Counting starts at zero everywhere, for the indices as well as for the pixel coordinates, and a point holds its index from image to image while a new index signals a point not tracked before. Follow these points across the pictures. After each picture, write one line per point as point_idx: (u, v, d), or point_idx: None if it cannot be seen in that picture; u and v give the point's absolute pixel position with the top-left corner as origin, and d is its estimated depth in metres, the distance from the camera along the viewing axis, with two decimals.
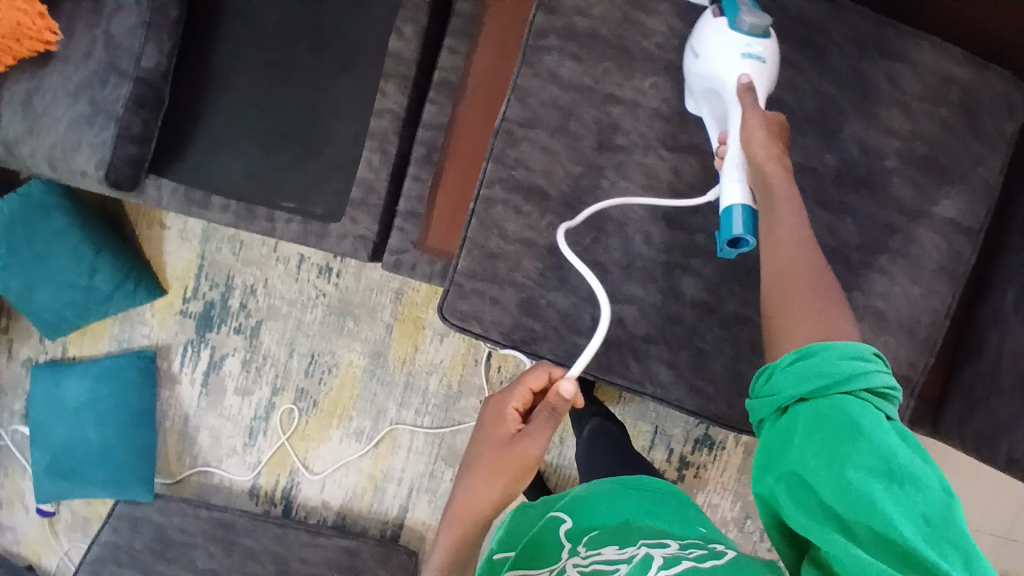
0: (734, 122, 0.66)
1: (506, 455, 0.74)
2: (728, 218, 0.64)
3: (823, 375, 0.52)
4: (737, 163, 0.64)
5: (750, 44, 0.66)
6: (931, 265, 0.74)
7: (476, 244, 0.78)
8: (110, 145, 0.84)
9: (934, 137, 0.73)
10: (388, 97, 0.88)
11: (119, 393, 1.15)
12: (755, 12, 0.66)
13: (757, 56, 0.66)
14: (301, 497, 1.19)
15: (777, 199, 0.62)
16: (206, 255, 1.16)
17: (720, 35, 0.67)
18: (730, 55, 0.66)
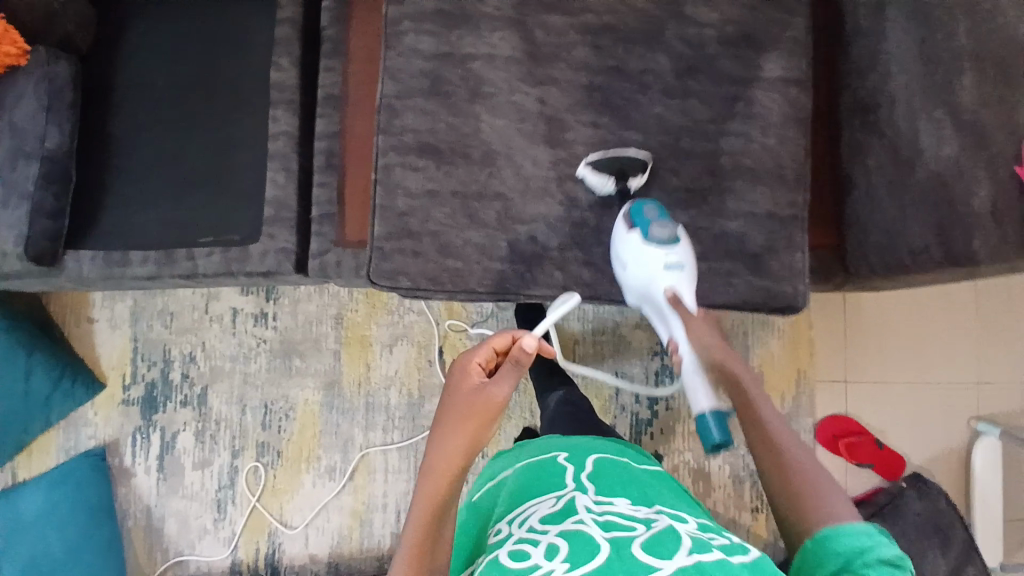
0: (679, 337, 0.78)
1: (471, 406, 0.69)
2: (706, 427, 0.75)
3: (840, 555, 0.59)
4: (694, 364, 0.76)
5: (667, 256, 0.78)
6: (776, 119, 0.85)
7: (386, 208, 0.84)
8: (26, 221, 0.88)
9: (741, 19, 0.86)
10: (280, 121, 0.96)
11: (76, 498, 1.09)
12: (662, 223, 0.78)
13: (676, 264, 0.78)
14: (286, 558, 1.12)
15: (737, 380, 0.74)
16: (138, 336, 1.15)
17: (641, 250, 0.78)
18: (658, 268, 0.78)
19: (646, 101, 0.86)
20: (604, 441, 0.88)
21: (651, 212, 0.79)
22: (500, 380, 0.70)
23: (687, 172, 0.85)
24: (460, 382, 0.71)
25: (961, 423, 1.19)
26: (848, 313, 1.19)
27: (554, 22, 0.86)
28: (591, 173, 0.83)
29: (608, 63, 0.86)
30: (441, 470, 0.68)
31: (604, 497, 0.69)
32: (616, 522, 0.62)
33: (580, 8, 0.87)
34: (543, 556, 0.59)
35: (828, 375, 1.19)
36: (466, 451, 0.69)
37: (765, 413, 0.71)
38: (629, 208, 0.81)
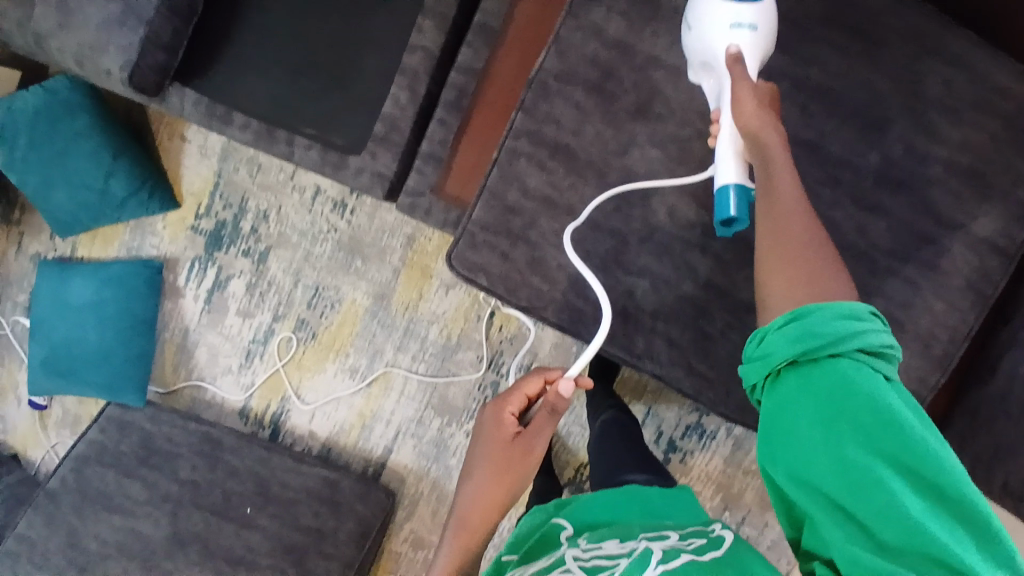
0: (725, 96, 0.62)
1: (506, 456, 0.78)
2: (722, 198, 0.61)
3: (814, 336, 0.49)
4: (731, 140, 0.61)
5: (740, 11, 0.61)
6: (956, 283, 0.71)
7: (495, 195, 0.76)
8: (138, 50, 0.82)
9: (979, 152, 0.70)
10: (424, 33, 0.85)
11: (124, 299, 1.15)
12: None
13: (748, 24, 0.61)
14: (289, 424, 1.21)
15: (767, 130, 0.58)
16: (222, 174, 1.15)
17: (710, 4, 0.62)
18: (719, 23, 0.62)
19: (827, 200, 0.71)
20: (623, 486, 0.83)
21: None
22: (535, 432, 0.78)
23: None
24: (498, 431, 0.79)
25: None
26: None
27: (768, 59, 0.71)
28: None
29: (805, 138, 0.71)
30: (476, 518, 0.78)
31: (595, 544, 0.66)
32: (600, 565, 0.59)
33: (805, 58, 0.71)
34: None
35: None
36: (501, 499, 0.78)
37: (793, 177, 0.58)
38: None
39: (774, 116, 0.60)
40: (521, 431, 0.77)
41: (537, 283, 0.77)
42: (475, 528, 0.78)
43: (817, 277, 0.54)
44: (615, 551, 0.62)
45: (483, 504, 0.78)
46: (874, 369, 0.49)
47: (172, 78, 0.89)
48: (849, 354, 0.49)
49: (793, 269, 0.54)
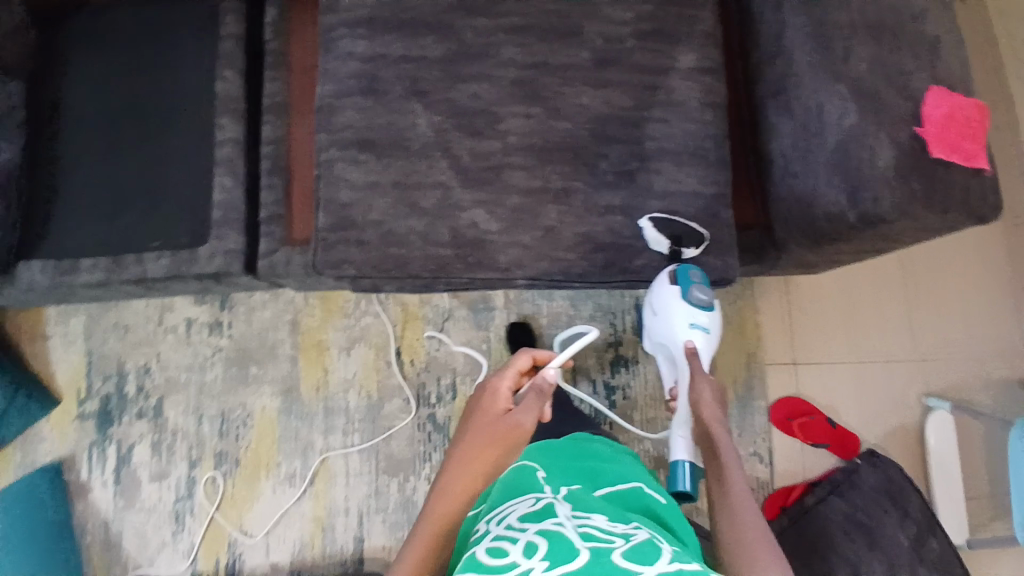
0: (683, 380, 0.96)
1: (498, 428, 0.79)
2: (679, 474, 0.92)
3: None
4: (684, 419, 0.94)
5: (697, 317, 0.94)
6: (691, 104, 0.92)
7: (329, 200, 0.87)
8: None
9: (653, 19, 0.94)
10: (225, 128, 1.00)
11: (32, 515, 1.08)
12: (703, 289, 0.90)
13: (701, 327, 0.95)
14: (247, 569, 1.10)
15: (716, 445, 0.83)
16: (93, 351, 1.15)
17: (678, 308, 0.92)
18: (684, 325, 0.94)
19: (571, 93, 0.92)
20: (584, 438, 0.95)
21: (696, 276, 0.89)
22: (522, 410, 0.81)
23: (614, 156, 0.90)
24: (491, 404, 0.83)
25: (914, 399, 1.21)
26: (785, 297, 1.23)
27: (481, 25, 0.93)
28: (651, 228, 0.88)
29: (533, 61, 0.92)
30: (455, 490, 0.75)
31: (583, 512, 0.70)
32: (596, 533, 0.63)
33: (506, 12, 0.93)
34: (521, 554, 0.60)
35: (774, 356, 1.20)
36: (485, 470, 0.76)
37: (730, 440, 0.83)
38: (675, 268, 0.89)
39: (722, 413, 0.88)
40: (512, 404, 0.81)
41: (396, 250, 0.86)
42: (454, 496, 0.75)
43: (759, 535, 0.71)
44: (607, 526, 0.65)
45: (463, 473, 0.76)
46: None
47: (17, 257, 0.98)
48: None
49: (741, 528, 0.72)
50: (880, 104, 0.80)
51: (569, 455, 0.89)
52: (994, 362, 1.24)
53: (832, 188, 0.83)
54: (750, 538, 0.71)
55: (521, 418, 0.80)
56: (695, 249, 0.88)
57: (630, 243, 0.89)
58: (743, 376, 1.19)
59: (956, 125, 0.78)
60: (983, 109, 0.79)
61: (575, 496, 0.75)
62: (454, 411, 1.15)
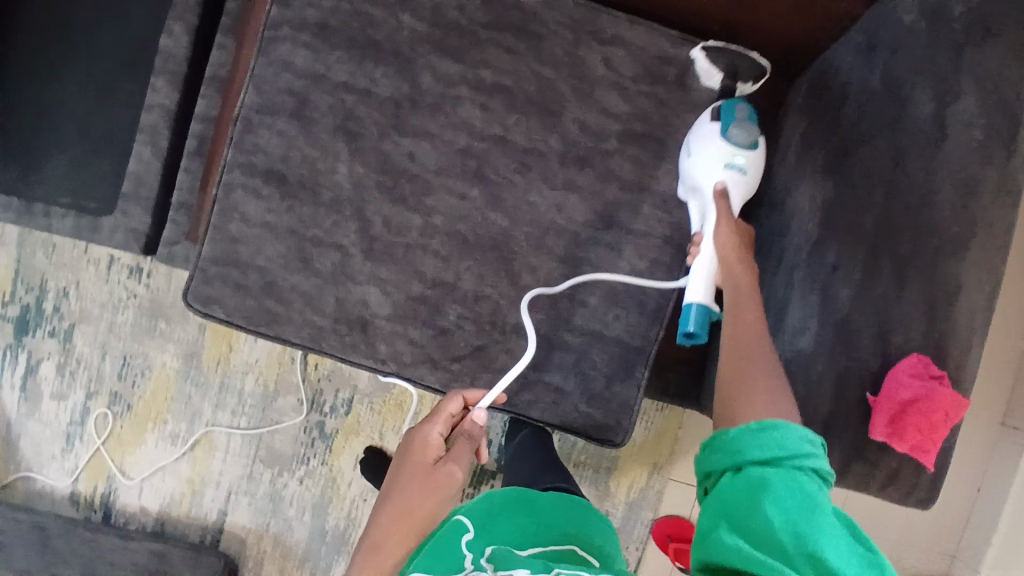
0: (709, 223, 0.71)
1: (427, 480, 0.64)
2: (685, 315, 0.71)
3: (780, 449, 0.53)
4: (708, 261, 0.70)
5: (735, 155, 0.71)
6: (652, 239, 0.78)
7: (218, 229, 0.78)
8: None
9: (652, 120, 0.78)
10: (159, 91, 0.89)
11: None
12: (746, 126, 0.71)
13: (739, 167, 0.71)
14: (120, 504, 1.16)
15: (739, 282, 0.66)
16: (21, 259, 1.13)
17: (710, 142, 0.71)
18: (715, 164, 0.71)
19: (521, 184, 0.78)
20: (535, 498, 0.68)
21: (741, 113, 0.72)
22: (457, 456, 0.66)
23: (543, 272, 0.78)
24: (420, 452, 0.67)
25: None
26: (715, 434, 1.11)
27: (446, 69, 0.77)
28: (704, 58, 0.76)
29: (491, 132, 0.78)
30: (384, 551, 0.61)
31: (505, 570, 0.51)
32: None
33: (479, 61, 0.77)
34: None
35: (683, 474, 1.12)
36: (421, 521, 0.63)
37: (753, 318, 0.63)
38: (720, 105, 0.74)
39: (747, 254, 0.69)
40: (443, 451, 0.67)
41: (275, 306, 0.78)
42: (380, 561, 0.61)
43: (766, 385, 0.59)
44: None
45: (392, 530, 0.63)
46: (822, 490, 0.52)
47: None
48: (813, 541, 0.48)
49: (751, 382, 0.59)
50: (847, 342, 0.65)
51: (505, 507, 0.66)
52: (910, 553, 1.13)
53: None
54: (743, 382, 0.59)
55: (456, 466, 0.65)
56: (752, 85, 0.77)
57: (525, 373, 0.79)
58: (642, 482, 1.12)
59: (918, 418, 0.61)
60: (960, 407, 0.62)
61: (503, 557, 0.54)
62: (341, 425, 1.13)
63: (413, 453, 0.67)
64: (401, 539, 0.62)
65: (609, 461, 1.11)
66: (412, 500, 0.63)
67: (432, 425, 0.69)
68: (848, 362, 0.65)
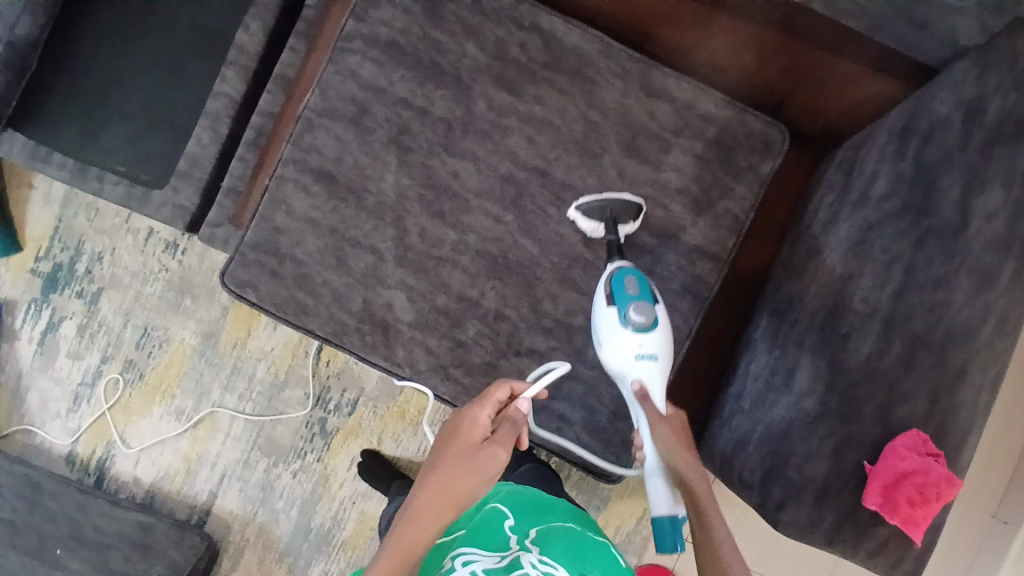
0: (642, 424, 0.69)
1: (471, 459, 0.60)
2: (659, 530, 0.66)
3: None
4: (654, 468, 0.66)
5: (642, 342, 0.71)
6: (673, 286, 0.81)
7: (264, 218, 0.82)
8: None
9: (688, 174, 0.82)
10: (227, 82, 0.94)
11: None
12: (642, 307, 0.71)
13: (651, 354, 0.70)
14: (114, 471, 1.17)
15: (695, 486, 0.63)
16: (63, 219, 1.19)
17: (616, 334, 0.71)
18: (627, 354, 0.71)
19: (555, 217, 0.82)
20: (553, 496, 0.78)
21: (631, 282, 0.73)
22: (503, 441, 0.61)
23: (564, 302, 0.81)
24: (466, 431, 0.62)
25: None
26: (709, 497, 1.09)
27: (500, 100, 0.82)
28: (581, 218, 0.80)
29: (534, 164, 0.82)
30: (419, 525, 0.58)
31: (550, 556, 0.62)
32: None
33: (532, 97, 0.82)
34: None
35: None
36: (460, 498, 0.59)
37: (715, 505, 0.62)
38: (614, 276, 0.75)
39: (688, 439, 0.67)
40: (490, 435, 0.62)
41: (304, 298, 0.82)
42: (417, 534, 0.58)
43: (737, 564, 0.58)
44: None
45: (428, 509, 0.58)
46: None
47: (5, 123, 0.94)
48: None
49: None
50: (851, 412, 0.67)
51: (528, 500, 0.75)
52: None
53: (754, 460, 0.72)
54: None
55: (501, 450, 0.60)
56: (633, 223, 0.80)
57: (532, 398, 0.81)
58: (629, 525, 1.12)
59: (911, 491, 0.62)
60: (955, 486, 0.62)
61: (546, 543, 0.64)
62: (343, 424, 1.15)
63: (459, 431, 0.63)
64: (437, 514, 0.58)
65: (599, 500, 1.12)
66: (453, 476, 0.59)
67: (479, 408, 0.64)
68: (849, 431, 0.67)
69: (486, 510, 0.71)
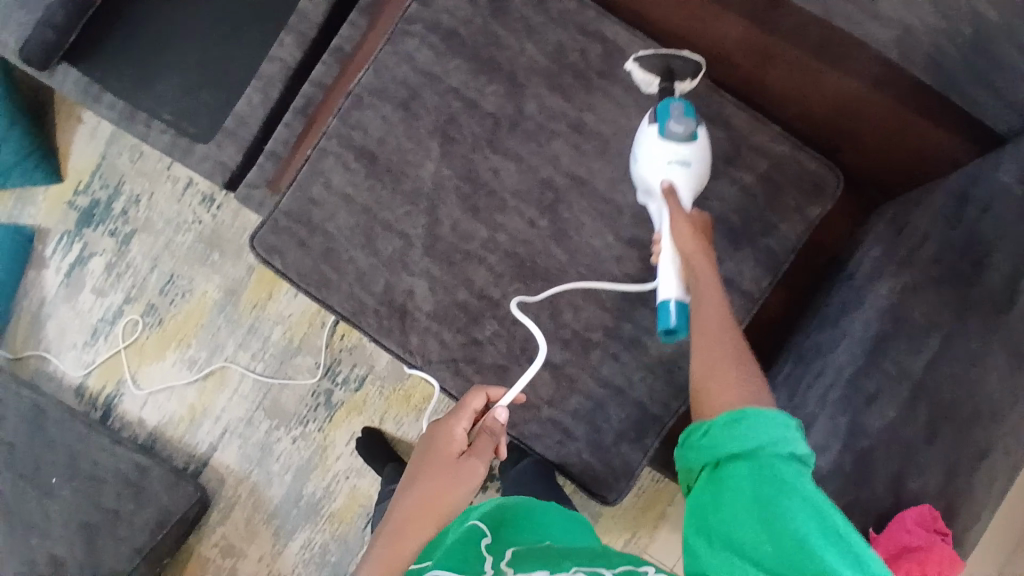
0: (664, 222, 0.72)
1: (451, 470, 0.69)
2: (664, 310, 0.69)
3: (748, 439, 0.52)
4: (671, 260, 0.70)
5: (679, 150, 0.73)
6: None
7: (301, 187, 0.83)
8: (32, 27, 0.88)
9: (731, 206, 0.80)
10: (284, 47, 0.94)
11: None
12: (682, 120, 0.73)
13: (684, 163, 0.73)
14: (121, 409, 1.20)
15: (698, 269, 0.67)
16: (106, 157, 1.21)
17: (651, 144, 0.74)
18: (660, 163, 0.73)
19: (589, 229, 0.80)
20: (530, 502, 0.74)
21: (676, 107, 0.74)
22: (480, 451, 0.71)
23: (584, 315, 0.80)
24: (445, 444, 0.72)
25: None
26: None
27: (551, 104, 0.81)
28: (639, 69, 0.80)
29: (577, 173, 0.81)
30: (405, 533, 0.66)
31: None
32: None
33: (585, 105, 0.81)
34: None
35: (658, 551, 1.10)
36: (440, 511, 0.67)
37: (714, 281, 0.66)
38: (656, 107, 0.76)
39: (705, 245, 0.69)
40: (467, 447, 0.71)
41: (328, 273, 0.82)
42: (404, 542, 0.65)
43: (731, 365, 0.59)
44: None
45: (413, 517, 0.67)
46: (805, 475, 0.51)
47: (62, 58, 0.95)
48: (782, 455, 0.51)
49: (726, 370, 0.59)
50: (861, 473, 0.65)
51: (505, 511, 0.71)
52: None
53: None
54: (712, 370, 0.59)
55: (479, 461, 0.70)
56: (690, 83, 0.80)
57: (538, 407, 0.80)
58: (616, 546, 1.11)
59: (910, 566, 0.61)
60: (956, 565, 0.61)
61: (522, 560, 0.60)
62: (348, 399, 1.15)
63: (439, 444, 0.72)
64: (420, 524, 0.66)
65: (589, 514, 1.11)
66: (435, 486, 0.68)
67: (457, 421, 0.72)
68: (857, 493, 0.65)
69: (462, 523, 0.66)
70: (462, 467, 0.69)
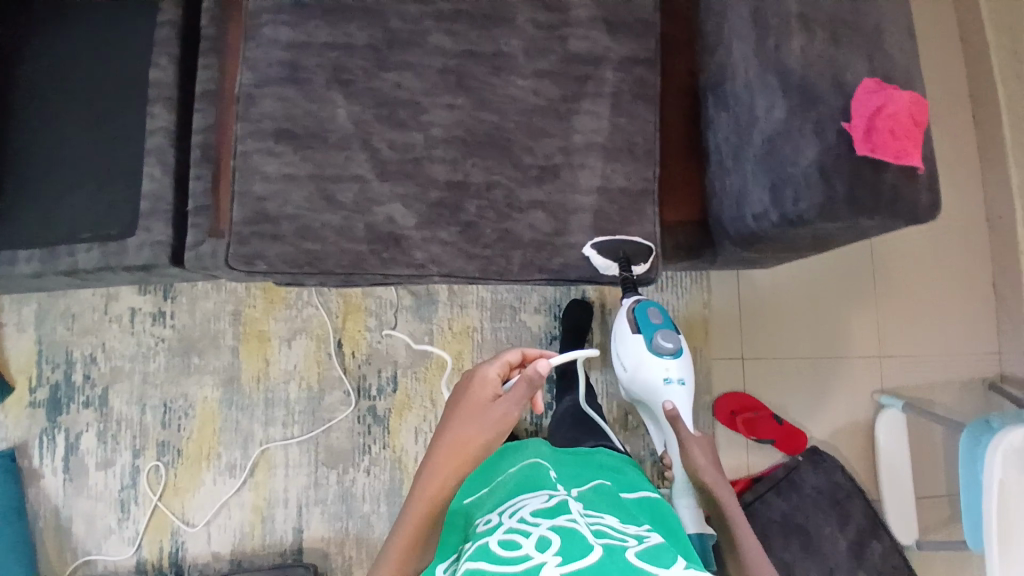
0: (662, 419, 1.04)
1: (482, 415, 0.71)
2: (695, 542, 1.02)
3: None
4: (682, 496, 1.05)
5: (668, 369, 0.99)
6: (624, 98, 0.90)
7: (243, 192, 0.84)
8: None
9: (593, 5, 0.90)
10: (157, 117, 0.98)
11: None
12: (666, 337, 0.98)
13: (674, 376, 1.00)
14: (190, 557, 1.11)
15: (717, 486, 0.92)
16: (42, 338, 1.15)
17: (645, 359, 1.00)
18: (655, 377, 1.00)
19: (500, 84, 0.89)
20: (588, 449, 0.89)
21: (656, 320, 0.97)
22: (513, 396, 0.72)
23: (540, 150, 0.88)
24: (478, 391, 0.74)
25: (869, 397, 1.24)
26: (744, 307, 1.23)
27: (409, 10, 0.88)
28: (597, 256, 0.88)
29: (461, 49, 0.89)
30: (438, 476, 0.70)
31: (595, 512, 0.69)
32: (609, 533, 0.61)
33: None
34: (534, 547, 0.58)
35: (721, 351, 1.21)
36: (470, 454, 0.69)
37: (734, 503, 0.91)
38: (634, 307, 0.97)
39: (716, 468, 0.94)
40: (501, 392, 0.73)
41: (312, 245, 0.84)
42: (439, 480, 0.69)
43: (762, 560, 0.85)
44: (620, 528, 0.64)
45: (444, 459, 0.70)
46: None
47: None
48: None
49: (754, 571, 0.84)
50: (811, 98, 0.75)
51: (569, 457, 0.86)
52: (956, 363, 1.27)
53: (758, 186, 0.80)
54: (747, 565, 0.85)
55: (511, 406, 0.71)
56: (645, 264, 0.91)
57: (552, 240, 0.88)
58: None
59: (888, 123, 0.71)
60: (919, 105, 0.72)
61: (589, 500, 0.72)
62: (393, 403, 1.14)
63: (471, 388, 0.74)
64: (450, 466, 0.69)
65: None
66: (466, 431, 0.70)
67: (490, 368, 0.75)
68: (818, 112, 0.75)
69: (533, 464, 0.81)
70: (496, 410, 0.71)
